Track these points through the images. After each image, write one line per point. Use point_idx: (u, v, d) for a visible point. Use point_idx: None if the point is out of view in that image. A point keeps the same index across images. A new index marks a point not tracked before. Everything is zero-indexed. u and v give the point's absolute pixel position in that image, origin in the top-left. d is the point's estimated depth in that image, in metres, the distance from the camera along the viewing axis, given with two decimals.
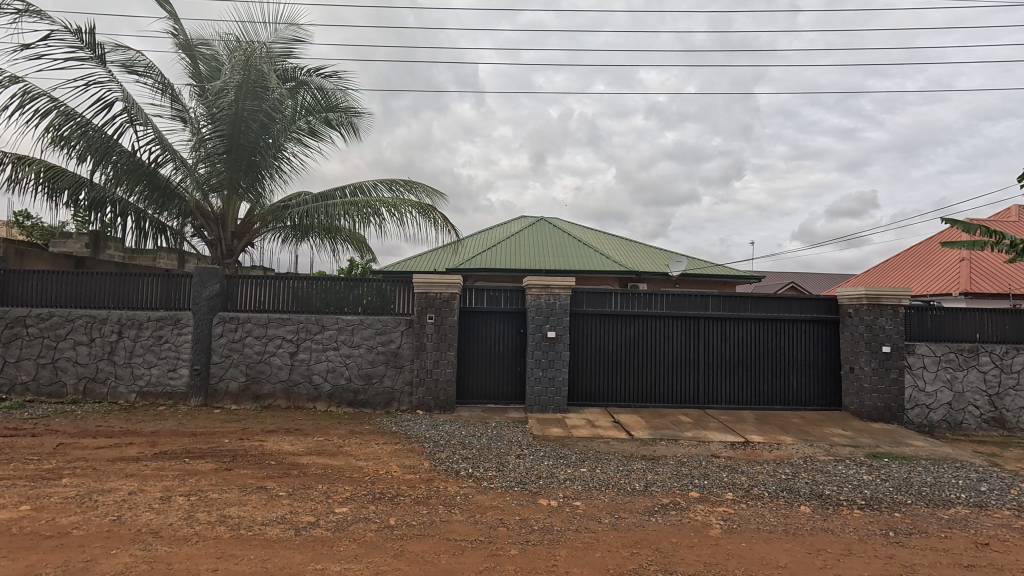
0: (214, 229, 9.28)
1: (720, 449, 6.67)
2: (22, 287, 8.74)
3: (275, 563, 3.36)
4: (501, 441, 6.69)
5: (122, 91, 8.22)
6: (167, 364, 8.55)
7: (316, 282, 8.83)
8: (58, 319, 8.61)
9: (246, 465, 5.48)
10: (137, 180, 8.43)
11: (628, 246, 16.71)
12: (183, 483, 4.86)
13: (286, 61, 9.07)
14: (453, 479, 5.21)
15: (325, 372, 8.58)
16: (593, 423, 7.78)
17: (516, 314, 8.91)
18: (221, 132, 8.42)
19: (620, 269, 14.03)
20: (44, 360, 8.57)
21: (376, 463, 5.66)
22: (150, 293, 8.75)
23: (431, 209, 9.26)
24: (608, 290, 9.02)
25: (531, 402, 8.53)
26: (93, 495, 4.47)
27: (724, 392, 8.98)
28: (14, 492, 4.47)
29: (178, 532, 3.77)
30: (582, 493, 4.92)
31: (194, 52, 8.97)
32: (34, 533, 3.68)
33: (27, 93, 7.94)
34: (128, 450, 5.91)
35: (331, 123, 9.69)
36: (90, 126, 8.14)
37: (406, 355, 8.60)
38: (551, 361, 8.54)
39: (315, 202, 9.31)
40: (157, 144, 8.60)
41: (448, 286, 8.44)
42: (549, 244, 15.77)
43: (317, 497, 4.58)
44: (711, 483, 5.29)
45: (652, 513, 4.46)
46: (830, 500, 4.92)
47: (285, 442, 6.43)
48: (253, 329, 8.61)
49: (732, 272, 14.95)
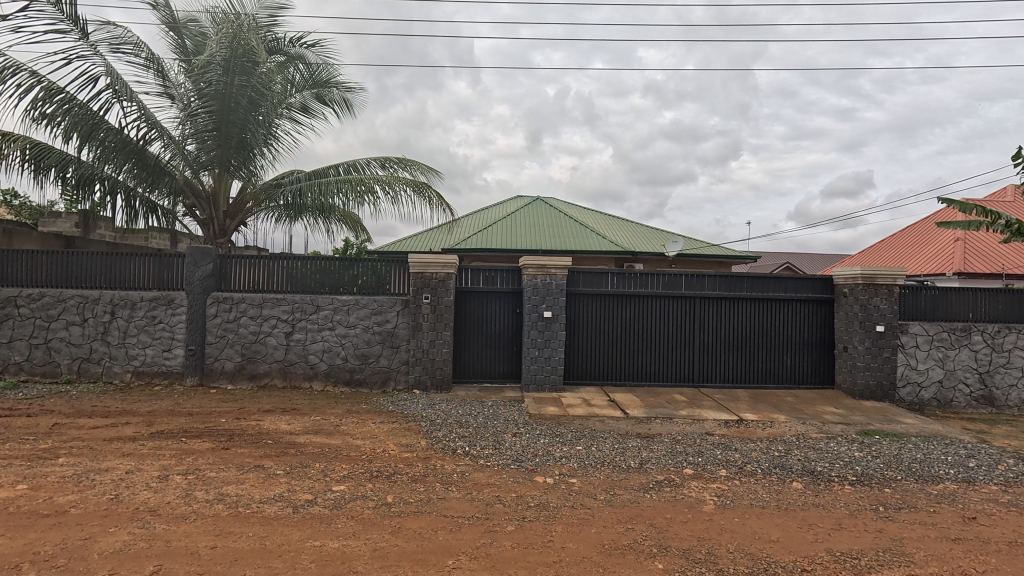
0: (205, 208, 9.16)
1: (714, 427, 6.73)
2: (13, 268, 8.64)
3: (273, 540, 3.38)
4: (498, 420, 6.73)
5: (107, 66, 8.00)
6: (161, 344, 8.51)
7: (312, 262, 8.76)
8: (50, 299, 8.52)
9: (244, 444, 5.50)
10: (124, 158, 8.26)
11: (623, 226, 16.67)
12: (181, 462, 4.86)
13: (273, 34, 8.85)
14: (449, 457, 5.25)
15: (321, 352, 8.57)
16: (589, 402, 7.84)
17: (512, 294, 8.88)
18: (210, 108, 8.22)
19: (615, 249, 14.00)
20: (37, 340, 8.51)
21: (373, 442, 5.68)
22: (142, 273, 8.65)
23: (426, 186, 9.15)
24: (603, 270, 9.00)
25: (528, 381, 8.55)
26: (90, 474, 4.48)
27: (718, 371, 9.05)
28: (10, 472, 4.45)
29: (177, 511, 3.77)
30: (578, 470, 4.98)
31: (180, 28, 8.75)
32: (32, 511, 3.68)
33: (7, 67, 7.70)
34: (124, 430, 5.90)
35: (323, 98, 9.48)
36: (76, 102, 7.95)
37: (402, 334, 8.58)
38: (547, 341, 8.56)
39: (307, 180, 9.18)
40: (145, 120, 8.41)
41: (444, 266, 8.40)
42: (545, 223, 15.67)
43: (316, 475, 4.61)
44: (705, 460, 5.35)
45: (646, 490, 4.51)
46: (822, 477, 4.99)
47: (282, 422, 6.43)
48: (248, 309, 8.57)
49: (728, 252, 14.94)
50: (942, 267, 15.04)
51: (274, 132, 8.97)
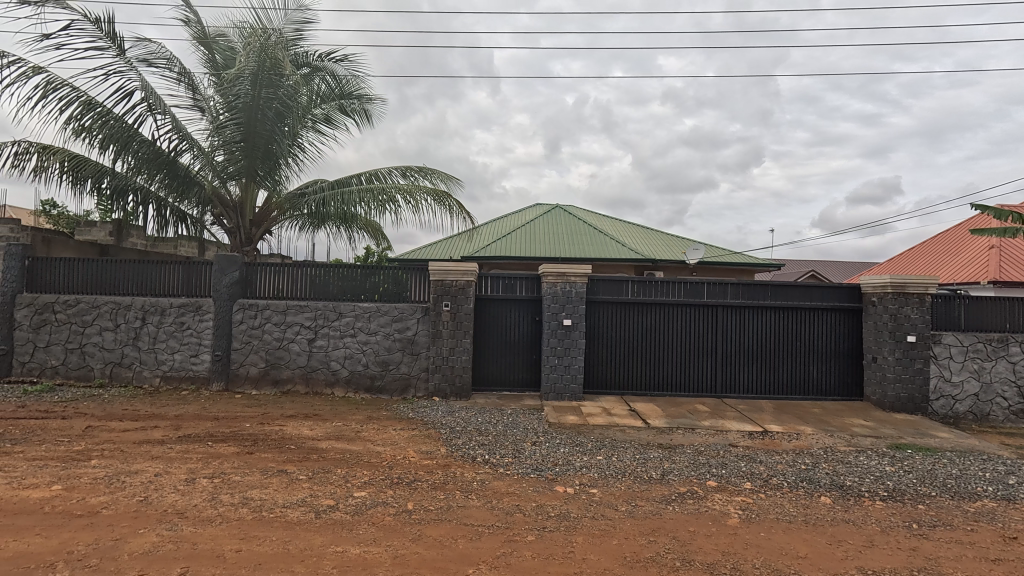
0: (232, 217, 9.39)
1: (738, 438, 6.61)
2: (52, 275, 8.98)
3: (296, 545, 3.42)
4: (517, 428, 6.72)
5: (141, 80, 8.31)
6: (189, 350, 8.72)
7: (334, 270, 8.90)
8: (85, 305, 8.82)
9: (267, 448, 5.60)
10: (156, 169, 8.56)
11: (643, 234, 16.54)
12: (207, 466, 4.97)
13: (300, 48, 9.10)
14: (469, 465, 5.25)
15: (343, 358, 8.67)
16: (609, 412, 7.77)
17: (531, 302, 8.88)
18: (238, 120, 8.46)
19: (635, 257, 13.91)
20: (72, 344, 8.81)
21: (394, 448, 5.72)
22: (172, 280, 8.91)
23: (446, 195, 9.25)
24: (624, 278, 8.94)
25: (547, 389, 8.52)
26: (120, 476, 4.59)
27: (741, 382, 8.88)
28: (46, 472, 4.61)
29: (203, 514, 3.85)
30: (598, 480, 4.92)
31: (211, 43, 9.04)
32: (66, 512, 3.79)
33: (49, 83, 8.05)
34: (153, 433, 6.04)
35: (345, 110, 9.80)
36: (111, 115, 8.26)
37: (422, 342, 8.64)
38: (567, 349, 8.52)
39: (331, 190, 9.36)
40: (176, 132, 8.70)
41: (464, 274, 8.44)
42: (564, 231, 15.65)
43: (337, 481, 4.65)
44: (729, 472, 5.25)
45: (669, 501, 4.44)
46: (851, 491, 4.85)
47: (305, 427, 6.53)
48: (272, 316, 8.73)
49: (751, 261, 14.70)
50: (975, 276, 14.55)
51: (299, 143, 9.19)
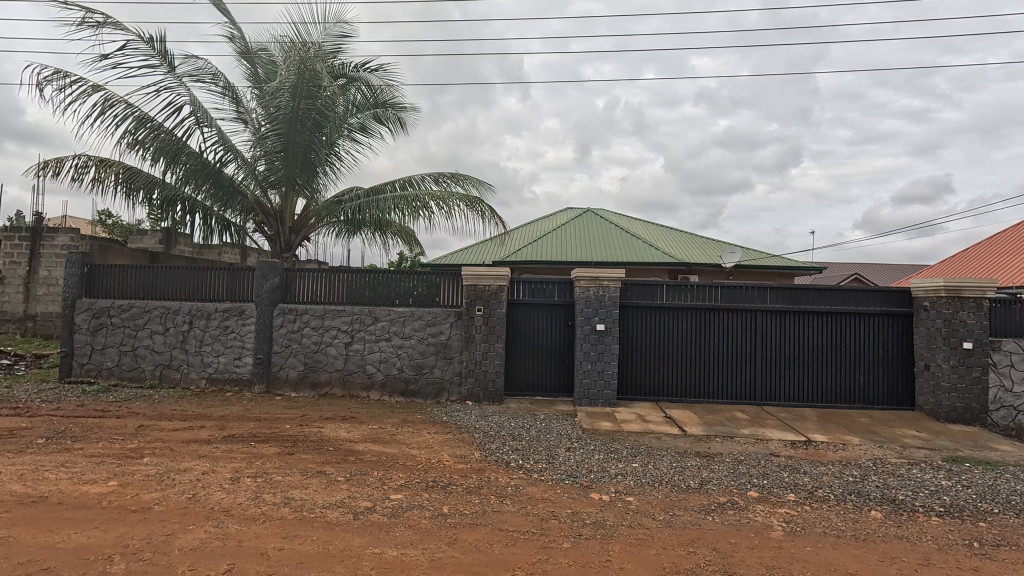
0: (273, 225, 9.72)
1: (780, 448, 6.38)
2: (108, 281, 9.48)
3: (336, 545, 3.49)
4: (551, 434, 6.68)
5: (190, 95, 8.72)
6: (232, 353, 9.04)
7: (369, 275, 9.09)
8: (137, 310, 9.27)
9: (307, 450, 5.74)
10: (203, 179, 8.95)
11: (677, 237, 16.25)
12: (250, 465, 5.13)
13: (337, 59, 9.37)
14: (503, 470, 5.25)
15: (378, 362, 8.83)
16: (644, 418, 7.63)
17: (563, 307, 8.84)
18: (279, 131, 8.76)
19: (669, 260, 13.67)
20: (125, 347, 9.27)
21: (429, 452, 5.78)
22: (218, 286, 9.27)
23: (478, 200, 9.32)
24: (658, 282, 8.79)
25: (581, 395, 8.44)
26: (170, 473, 4.80)
27: (782, 390, 8.59)
28: (104, 468, 4.86)
29: (248, 512, 3.97)
30: (635, 488, 4.83)
31: (253, 57, 9.41)
32: (122, 507, 3.98)
33: (107, 100, 8.53)
34: (200, 433, 6.29)
35: (380, 118, 10.02)
36: (162, 129, 8.69)
37: (455, 346, 8.70)
38: (600, 355, 8.42)
39: (366, 197, 9.57)
40: (222, 144, 9.08)
41: (497, 278, 8.47)
42: (595, 235, 15.53)
43: (374, 483, 4.72)
44: (771, 483, 5.07)
45: (708, 512, 4.32)
46: (904, 506, 4.60)
47: (342, 429, 6.67)
48: (311, 320, 8.97)
49: (791, 264, 14.23)
50: None
51: (336, 152, 9.45)
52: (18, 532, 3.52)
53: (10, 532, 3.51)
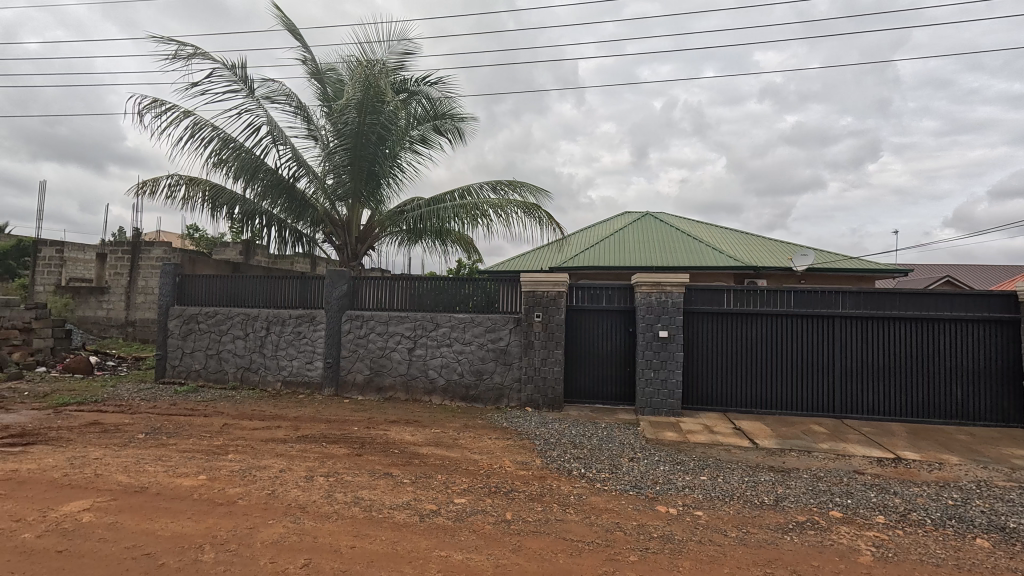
0: (341, 235, 10.20)
1: (864, 465, 5.91)
2: (196, 290, 10.31)
3: (404, 546, 3.57)
4: (613, 443, 6.54)
5: (267, 116, 9.35)
6: (305, 357, 9.55)
7: (431, 282, 9.32)
8: (221, 316, 10.01)
9: (374, 452, 5.94)
10: (278, 194, 9.55)
11: (742, 240, 15.54)
12: (323, 465, 5.38)
13: (399, 75, 9.74)
14: (566, 478, 5.19)
15: (440, 367, 9.02)
16: (712, 429, 7.31)
17: (624, 313, 8.67)
18: (346, 146, 9.19)
19: (734, 264, 13.09)
20: (211, 351, 10.02)
21: (490, 457, 5.81)
22: (292, 293, 9.84)
23: (536, 207, 9.34)
24: (723, 287, 8.43)
25: (643, 404, 8.21)
26: (252, 470, 5.13)
27: (865, 402, 7.97)
28: (195, 463, 5.26)
29: (321, 510, 4.16)
30: (704, 502, 4.62)
31: (323, 77, 9.98)
32: (211, 500, 4.29)
33: (196, 124, 9.31)
34: (277, 433, 6.67)
35: (439, 130, 10.31)
36: (243, 148, 9.37)
37: (515, 352, 8.74)
38: (663, 362, 8.17)
39: (427, 206, 9.84)
40: (295, 160, 9.65)
41: (556, 284, 8.44)
42: (655, 239, 15.15)
43: (438, 486, 4.81)
44: (856, 503, 4.69)
45: (786, 531, 4.05)
46: (1016, 536, 4.11)
47: (407, 432, 6.87)
48: (376, 326, 9.31)
49: (872, 266, 13.22)
50: None
51: (398, 163, 9.80)
52: (123, 518, 3.87)
53: (117, 517, 3.88)
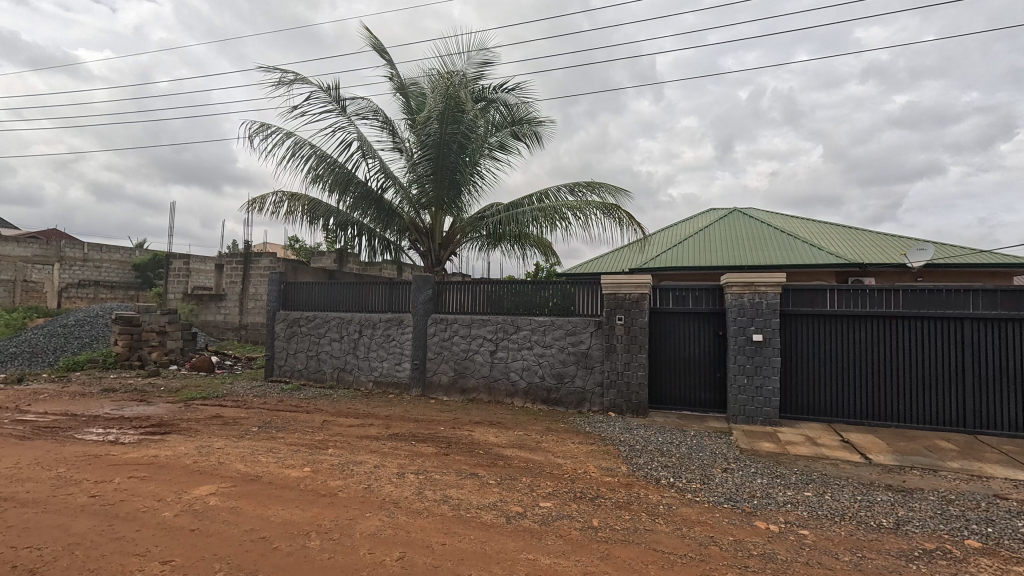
0: (425, 242, 10.62)
1: (1008, 489, 5.14)
2: (299, 296, 11.21)
3: (492, 546, 3.63)
4: (704, 452, 6.22)
5: (358, 133, 9.97)
6: (394, 358, 10.04)
7: (511, 286, 9.43)
8: (320, 320, 10.79)
9: (460, 452, 6.10)
10: (368, 205, 10.15)
11: (846, 235, 14.20)
12: (413, 462, 5.61)
13: (478, 84, 9.99)
14: (654, 487, 5.01)
15: (521, 370, 9.09)
16: (815, 441, 6.73)
17: (712, 315, 8.24)
18: (429, 156, 9.56)
19: (837, 261, 11.99)
20: (312, 352, 10.83)
21: (574, 462, 5.75)
22: (381, 298, 10.39)
23: (616, 208, 9.15)
24: (825, 286, 7.73)
25: (736, 412, 7.74)
26: (350, 464, 5.47)
27: (1003, 416, 6.95)
28: (300, 456, 5.71)
29: (413, 506, 4.33)
30: (809, 521, 4.26)
31: (407, 92, 10.47)
32: (315, 490, 4.63)
33: (296, 144, 10.14)
34: (371, 430, 7.06)
35: (517, 135, 10.43)
36: (337, 164, 10.06)
37: (596, 355, 8.60)
38: (758, 368, 7.65)
39: (506, 211, 9.98)
40: (383, 173, 10.20)
41: (639, 286, 8.21)
42: (744, 237, 14.27)
43: (523, 489, 4.84)
44: (999, 532, 4.09)
45: (911, 559, 3.62)
46: None
47: (490, 433, 6.98)
48: (459, 329, 9.58)
49: (1009, 260, 11.53)
50: None
51: (478, 170, 10.03)
52: (242, 503, 4.28)
53: (237, 502, 4.29)
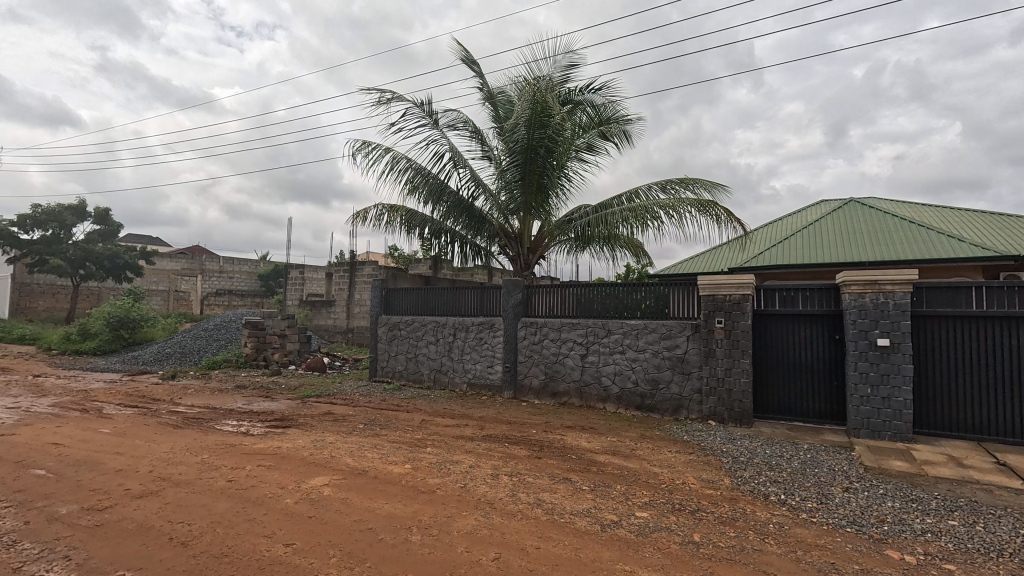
0: (514, 247, 10.77)
1: None
2: (398, 301, 11.90)
3: (587, 554, 3.57)
4: (820, 468, 5.66)
5: (450, 144, 10.40)
6: (486, 361, 10.29)
7: (601, 289, 9.27)
8: (417, 324, 11.36)
9: (553, 456, 6.10)
10: (460, 213, 10.52)
11: (995, 223, 12.24)
12: (506, 464, 5.71)
13: (565, 87, 9.98)
14: (762, 503, 4.65)
15: (614, 374, 8.89)
16: (960, 462, 5.84)
17: (827, 317, 7.48)
18: (517, 162, 9.71)
19: (984, 254, 10.36)
20: (410, 354, 11.43)
21: (672, 472, 5.50)
22: (474, 303, 10.71)
23: (712, 204, 8.66)
24: (969, 283, 6.70)
25: (858, 425, 6.96)
26: (446, 463, 5.68)
27: None
28: (402, 452, 6.04)
29: (507, 508, 4.40)
30: (955, 554, 3.70)
31: (495, 100, 10.73)
32: (416, 487, 4.86)
33: (394, 158, 10.80)
34: (466, 431, 7.29)
35: (605, 135, 10.27)
36: (430, 175, 10.55)
37: (694, 360, 8.17)
38: (884, 377, 6.82)
39: (595, 213, 9.85)
40: (473, 181, 10.53)
41: (740, 287, 7.68)
42: (864, 230, 12.82)
43: (618, 497, 4.72)
44: None
45: None
46: None
47: (583, 439, 6.90)
48: (550, 333, 9.59)
49: None
50: None
51: (565, 173, 10.01)
52: (352, 495, 4.61)
53: (348, 493, 4.64)
